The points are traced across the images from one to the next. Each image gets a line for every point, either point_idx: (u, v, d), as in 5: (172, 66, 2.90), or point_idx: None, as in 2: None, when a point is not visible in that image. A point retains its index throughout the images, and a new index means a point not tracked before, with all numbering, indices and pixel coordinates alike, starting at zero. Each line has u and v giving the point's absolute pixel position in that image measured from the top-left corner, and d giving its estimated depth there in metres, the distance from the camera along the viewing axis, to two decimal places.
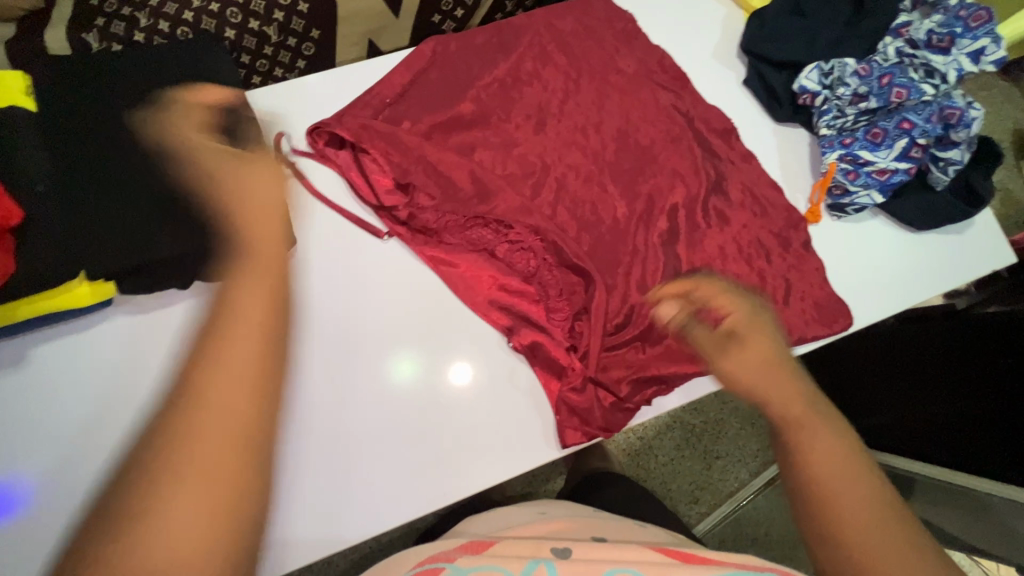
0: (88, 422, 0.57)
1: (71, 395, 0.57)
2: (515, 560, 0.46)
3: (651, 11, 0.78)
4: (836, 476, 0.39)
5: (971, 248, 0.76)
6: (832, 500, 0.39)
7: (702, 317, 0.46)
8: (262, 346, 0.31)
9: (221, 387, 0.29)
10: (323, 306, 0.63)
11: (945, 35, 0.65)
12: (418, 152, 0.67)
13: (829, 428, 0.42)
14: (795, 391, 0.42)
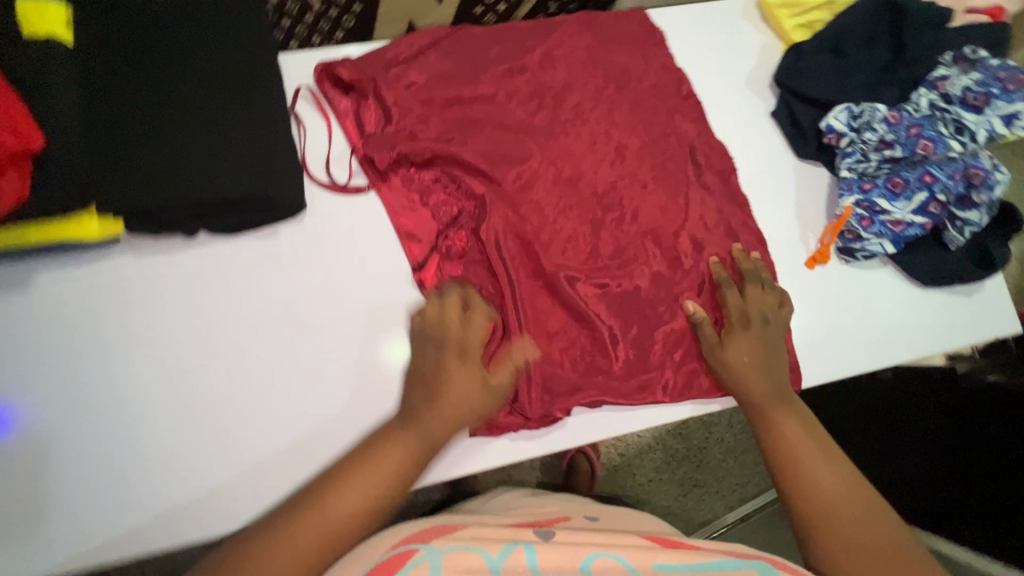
0: (80, 354, 0.58)
1: (68, 325, 0.59)
2: (492, 544, 0.51)
3: (691, 31, 0.78)
4: (822, 478, 0.59)
5: (977, 313, 0.75)
6: (820, 496, 0.58)
7: (764, 314, 0.67)
8: (371, 492, 0.54)
9: (329, 506, 0.52)
10: (299, 285, 0.64)
11: (981, 94, 0.65)
12: (439, 139, 0.68)
13: (812, 438, 0.62)
14: (769, 387, 0.64)
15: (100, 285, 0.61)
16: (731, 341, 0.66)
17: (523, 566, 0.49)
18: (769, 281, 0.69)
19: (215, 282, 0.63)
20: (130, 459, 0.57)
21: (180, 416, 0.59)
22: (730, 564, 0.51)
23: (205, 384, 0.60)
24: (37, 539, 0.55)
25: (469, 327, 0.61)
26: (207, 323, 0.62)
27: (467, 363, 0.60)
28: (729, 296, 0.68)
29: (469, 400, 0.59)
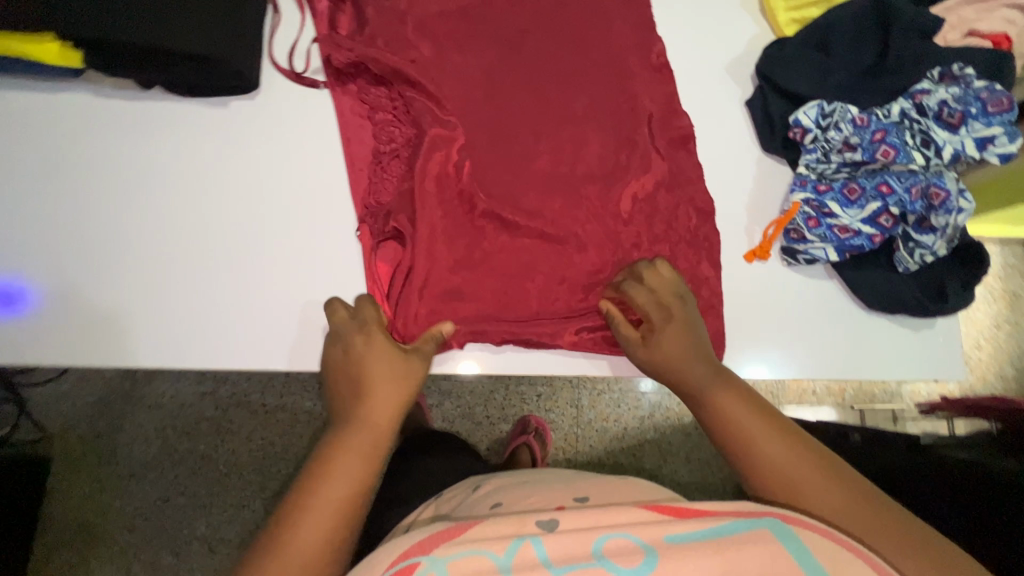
0: (39, 172, 0.64)
1: (34, 144, 0.65)
2: (499, 541, 0.44)
3: (685, 7, 0.77)
4: (774, 452, 0.53)
5: (920, 350, 0.70)
6: (777, 471, 0.52)
7: (676, 295, 0.64)
8: (343, 499, 0.52)
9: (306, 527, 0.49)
10: (236, 158, 0.67)
11: (957, 110, 0.61)
12: (405, 55, 0.70)
13: (756, 408, 0.56)
14: (705, 366, 0.60)
15: (68, 114, 0.66)
16: (657, 336, 0.62)
17: (534, 560, 0.42)
18: (646, 265, 0.66)
19: (164, 135, 0.67)
20: (43, 274, 0.62)
21: (108, 247, 0.64)
22: (739, 525, 0.44)
23: (134, 224, 0.65)
24: None
25: (365, 313, 0.63)
26: (148, 171, 0.66)
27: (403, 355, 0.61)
28: (635, 296, 0.64)
29: (395, 377, 0.59)
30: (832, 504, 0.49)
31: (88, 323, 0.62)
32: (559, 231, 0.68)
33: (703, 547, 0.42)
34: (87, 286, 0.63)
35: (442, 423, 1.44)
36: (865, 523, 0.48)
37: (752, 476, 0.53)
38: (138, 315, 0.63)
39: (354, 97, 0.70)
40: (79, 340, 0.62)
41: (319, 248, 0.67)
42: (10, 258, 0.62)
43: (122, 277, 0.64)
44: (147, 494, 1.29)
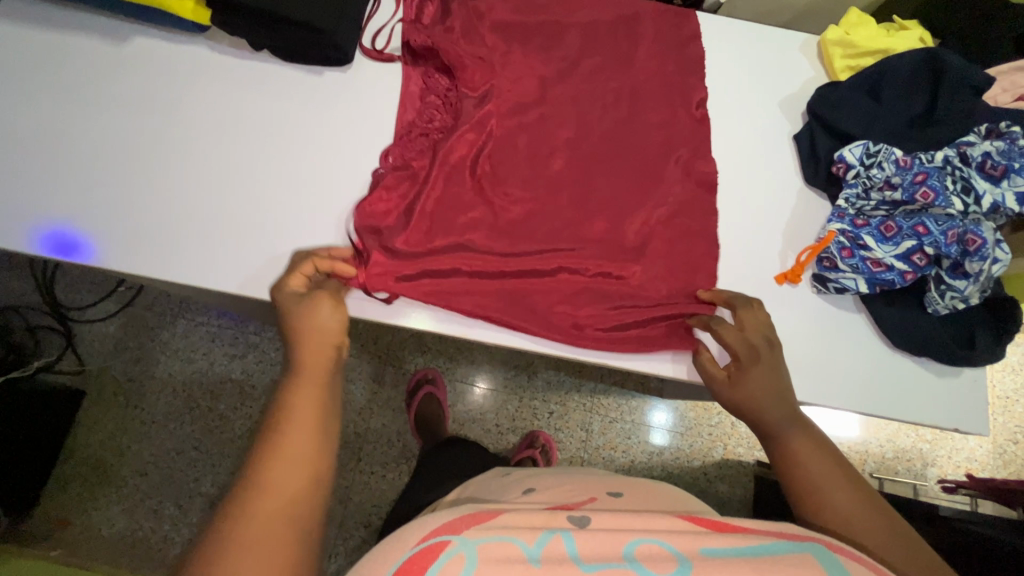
0: (154, 112, 0.74)
1: (154, 86, 0.74)
2: (529, 532, 0.45)
3: (746, 45, 0.82)
4: (839, 495, 0.53)
5: (943, 397, 0.70)
6: (844, 512, 0.52)
7: (767, 339, 0.65)
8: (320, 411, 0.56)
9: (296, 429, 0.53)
10: (320, 123, 0.75)
11: (1000, 163, 0.63)
12: (483, 54, 0.77)
13: (829, 456, 0.57)
14: (786, 408, 0.62)
15: (187, 67, 0.75)
16: (743, 375, 0.63)
17: (564, 554, 0.42)
18: (740, 302, 0.68)
19: (262, 91, 0.75)
20: (138, 195, 0.71)
21: (199, 182, 0.72)
22: (779, 546, 0.43)
23: (224, 167, 0.73)
24: (50, 219, 0.70)
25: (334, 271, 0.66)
26: (244, 123, 0.74)
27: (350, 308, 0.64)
28: (724, 332, 0.66)
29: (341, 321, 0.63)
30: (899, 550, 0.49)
31: (172, 246, 0.70)
32: (600, 228, 0.73)
33: (739, 563, 0.42)
34: (178, 215, 0.71)
35: (453, 423, 1.46)
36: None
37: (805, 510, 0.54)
38: (210, 243, 0.71)
39: (432, 84, 0.78)
40: (161, 261, 0.70)
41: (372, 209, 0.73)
42: (117, 178, 0.71)
43: (207, 210, 0.71)
44: (164, 443, 1.35)
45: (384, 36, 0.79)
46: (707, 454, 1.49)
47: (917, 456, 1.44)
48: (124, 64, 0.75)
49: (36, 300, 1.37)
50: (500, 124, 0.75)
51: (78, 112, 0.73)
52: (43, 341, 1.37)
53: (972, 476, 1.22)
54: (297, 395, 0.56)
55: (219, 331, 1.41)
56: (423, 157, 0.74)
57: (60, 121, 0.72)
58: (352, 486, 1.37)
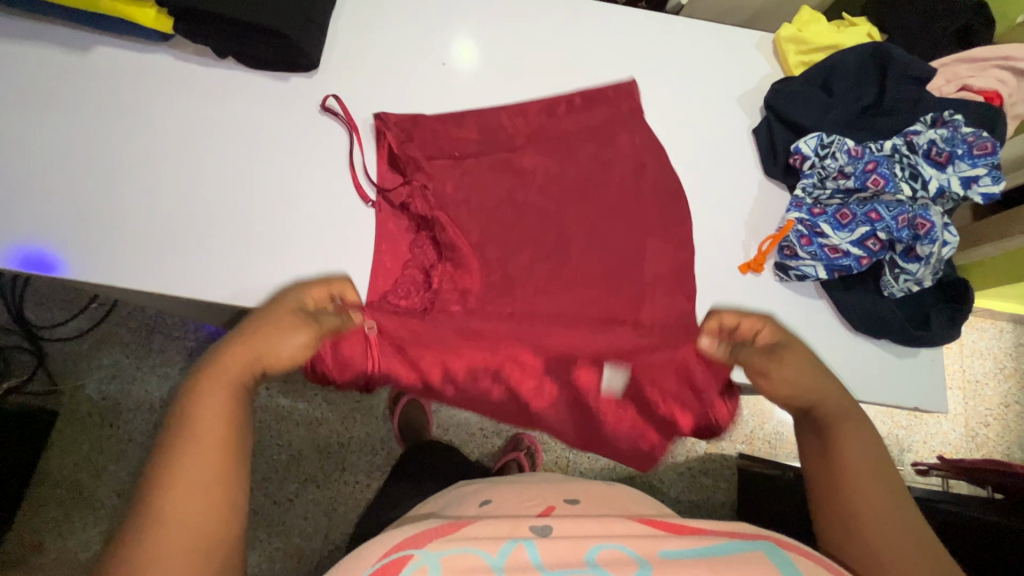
0: (121, 123, 0.73)
1: (118, 99, 0.74)
2: (492, 541, 0.47)
3: (705, 44, 0.84)
4: (879, 535, 0.53)
5: (904, 377, 0.73)
6: (861, 523, 0.54)
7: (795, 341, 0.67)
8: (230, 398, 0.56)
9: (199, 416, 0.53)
10: (290, 129, 0.76)
11: (944, 150, 0.66)
12: (448, 60, 0.79)
13: (879, 480, 0.56)
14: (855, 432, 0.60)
15: (152, 79, 0.75)
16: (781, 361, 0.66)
17: (527, 562, 0.45)
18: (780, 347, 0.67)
19: (229, 101, 0.75)
20: (104, 208, 0.70)
21: (167, 194, 0.72)
22: (732, 547, 0.47)
23: (194, 177, 0.73)
24: (15, 235, 0.69)
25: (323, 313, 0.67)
26: (210, 132, 0.74)
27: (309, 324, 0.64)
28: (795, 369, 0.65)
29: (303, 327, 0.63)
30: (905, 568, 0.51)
31: (142, 255, 0.70)
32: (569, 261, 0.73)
33: (694, 563, 0.45)
34: (147, 224, 0.71)
35: (436, 428, 1.45)
36: None
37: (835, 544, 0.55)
38: (178, 254, 0.70)
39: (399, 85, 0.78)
40: (131, 271, 0.69)
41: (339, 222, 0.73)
42: (84, 186, 0.71)
43: (174, 220, 0.71)
44: (141, 461, 1.32)
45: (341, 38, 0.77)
46: (690, 449, 1.50)
47: (894, 442, 1.47)
48: (85, 76, 0.74)
49: (4, 319, 1.34)
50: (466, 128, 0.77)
51: (41, 124, 0.72)
52: (13, 362, 1.33)
53: (944, 459, 1.26)
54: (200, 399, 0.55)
55: (196, 345, 1.39)
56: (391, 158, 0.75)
57: (22, 133, 0.71)
58: (336, 496, 1.36)
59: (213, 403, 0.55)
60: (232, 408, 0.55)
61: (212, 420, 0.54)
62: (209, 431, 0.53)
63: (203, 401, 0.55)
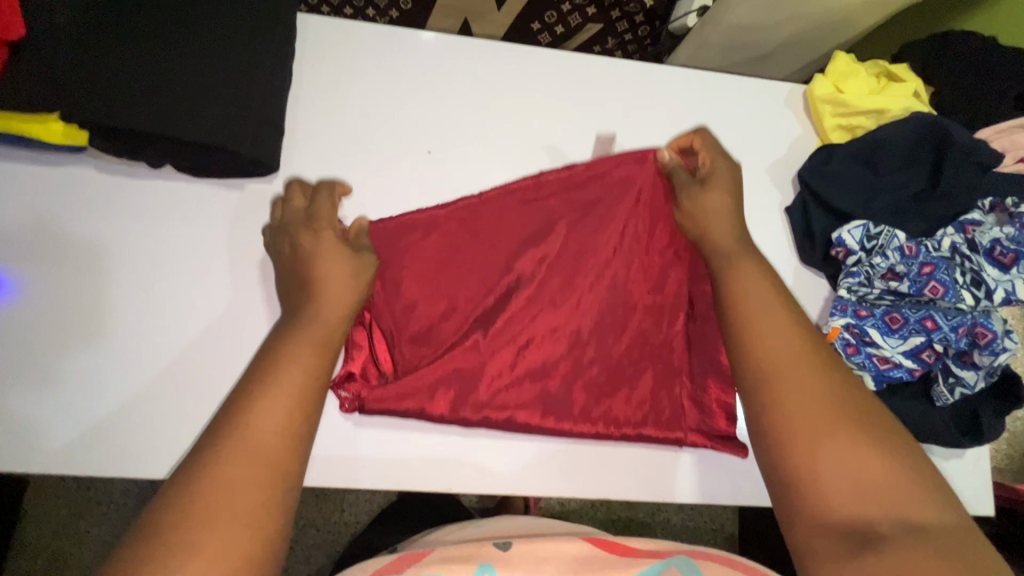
0: (35, 257, 0.59)
1: (29, 224, 0.60)
2: (458, 564, 0.50)
3: (730, 101, 0.73)
4: (775, 346, 0.47)
5: (948, 478, 0.68)
6: (763, 345, 0.47)
7: (724, 157, 0.60)
8: (321, 347, 0.47)
9: (293, 355, 0.45)
10: (249, 245, 0.62)
11: (1010, 251, 0.59)
12: (433, 142, 0.67)
13: (778, 306, 0.49)
14: (736, 237, 0.56)
15: (71, 196, 0.61)
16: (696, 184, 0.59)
17: None
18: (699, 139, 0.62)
19: (171, 219, 0.62)
20: (26, 371, 0.57)
21: (104, 344, 0.59)
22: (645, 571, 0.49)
23: (136, 319, 0.59)
24: None
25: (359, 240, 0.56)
26: (146, 257, 0.61)
27: (358, 262, 0.53)
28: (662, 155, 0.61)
29: (345, 275, 0.51)
30: (800, 404, 0.44)
31: (80, 405, 0.57)
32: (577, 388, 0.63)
33: None
34: (86, 368, 0.58)
35: None
36: (830, 429, 0.42)
37: (739, 375, 0.48)
38: (126, 422, 0.58)
39: (377, 178, 0.65)
40: (69, 426, 0.57)
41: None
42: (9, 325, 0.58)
43: (116, 376, 0.58)
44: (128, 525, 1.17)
45: (303, 127, 0.65)
46: None
47: None
48: None
49: None
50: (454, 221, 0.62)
51: None
52: None
53: None
54: (296, 345, 0.46)
55: None
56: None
57: None
58: None
59: (290, 397, 0.42)
60: (312, 390, 0.44)
61: (303, 371, 0.44)
62: (298, 377, 0.43)
63: (274, 383, 0.42)
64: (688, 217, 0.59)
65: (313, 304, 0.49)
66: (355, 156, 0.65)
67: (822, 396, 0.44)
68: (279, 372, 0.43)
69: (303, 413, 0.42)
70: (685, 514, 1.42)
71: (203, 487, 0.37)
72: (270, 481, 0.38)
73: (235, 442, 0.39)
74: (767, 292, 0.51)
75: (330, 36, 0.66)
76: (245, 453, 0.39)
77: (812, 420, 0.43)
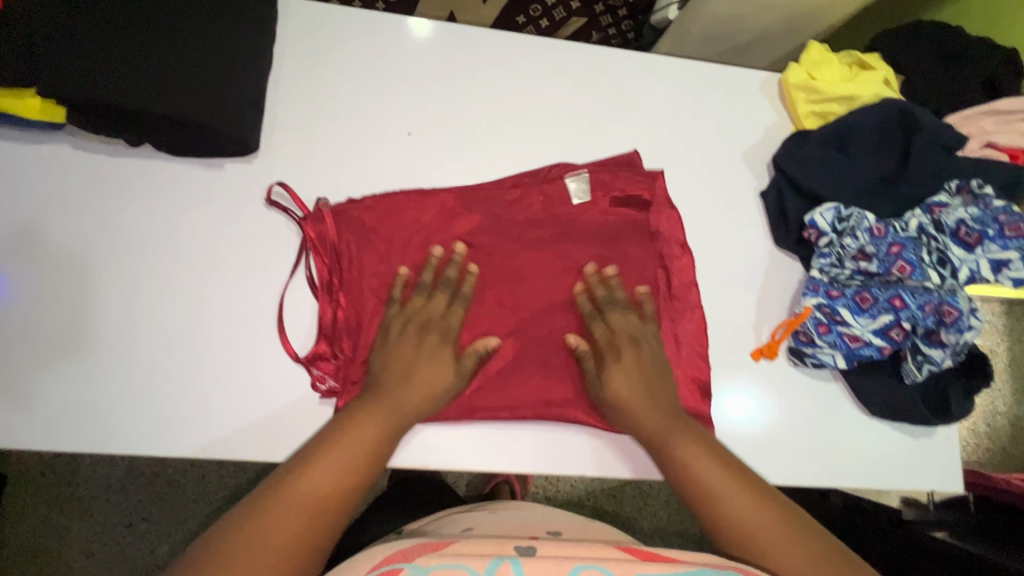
0: (16, 235, 0.60)
1: (10, 203, 0.60)
2: (478, 558, 0.47)
3: (707, 88, 0.74)
4: (695, 461, 0.57)
5: (919, 457, 0.69)
6: (682, 458, 0.57)
7: (631, 338, 0.63)
8: (375, 441, 0.55)
9: (347, 441, 0.54)
10: (229, 225, 0.63)
11: (975, 230, 0.61)
12: (415, 126, 0.67)
13: (689, 428, 0.59)
14: (657, 420, 0.60)
15: (52, 175, 0.61)
16: (604, 373, 0.63)
17: None
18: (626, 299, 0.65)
19: (151, 199, 0.62)
20: (9, 348, 0.58)
21: (86, 322, 0.59)
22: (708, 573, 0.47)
23: (118, 298, 0.60)
24: None
25: (449, 315, 0.62)
26: (127, 236, 0.61)
27: (441, 348, 0.61)
28: (595, 329, 0.64)
29: (433, 353, 0.61)
30: (718, 500, 0.54)
31: (76, 393, 0.58)
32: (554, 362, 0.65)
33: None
34: (69, 344, 0.59)
35: None
36: (740, 525, 0.53)
37: (677, 484, 0.58)
38: (109, 397, 0.58)
39: (359, 160, 0.66)
40: (64, 412, 0.58)
41: (291, 340, 0.62)
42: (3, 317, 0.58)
43: (98, 354, 0.59)
44: (110, 520, 1.15)
45: (284, 109, 0.65)
46: None
47: None
48: None
49: None
50: (431, 204, 0.65)
51: None
52: None
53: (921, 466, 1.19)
54: (351, 432, 0.54)
55: None
56: (321, 246, 0.62)
57: None
58: None
59: (334, 473, 0.52)
60: (356, 474, 0.53)
61: (354, 456, 0.53)
62: (349, 456, 0.53)
63: (325, 459, 0.52)
64: (592, 390, 0.63)
65: (371, 400, 0.57)
66: (337, 138, 0.65)
67: (733, 497, 0.54)
68: (331, 451, 0.53)
69: (340, 491, 0.51)
70: (671, 507, 1.43)
71: (246, 535, 0.46)
72: (295, 547, 0.47)
73: (279, 504, 0.49)
74: (683, 434, 0.59)
75: (311, 19, 0.67)
76: (282, 512, 0.48)
77: (727, 514, 0.54)
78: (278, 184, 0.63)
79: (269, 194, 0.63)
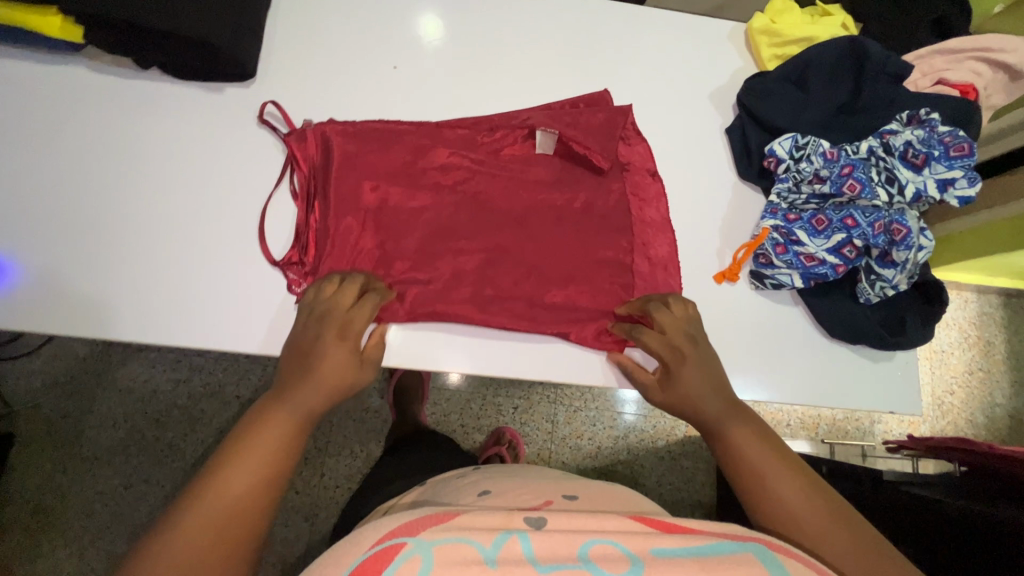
0: (36, 147, 0.65)
1: (32, 119, 0.66)
2: (485, 532, 0.40)
3: (676, 34, 0.79)
4: (754, 459, 0.56)
5: (880, 381, 0.72)
6: (738, 455, 0.57)
7: (691, 337, 0.62)
8: (294, 430, 0.54)
9: (265, 436, 0.53)
10: (227, 143, 0.68)
11: (921, 151, 0.64)
12: (401, 61, 0.73)
13: (747, 431, 0.58)
14: (715, 401, 0.60)
15: (70, 96, 0.67)
16: (671, 378, 0.62)
17: (520, 555, 0.38)
18: (675, 301, 0.65)
19: (157, 118, 0.68)
20: (24, 244, 0.63)
21: (95, 224, 0.65)
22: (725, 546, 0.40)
23: (124, 204, 0.66)
24: None
25: (354, 312, 0.59)
26: (134, 150, 0.67)
27: (345, 342, 0.58)
28: (645, 339, 0.63)
29: (343, 362, 0.57)
30: (779, 501, 0.52)
31: (82, 297, 0.63)
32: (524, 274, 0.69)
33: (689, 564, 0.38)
34: (78, 243, 0.64)
35: (432, 424, 1.37)
36: (799, 525, 0.51)
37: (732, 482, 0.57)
38: (113, 291, 0.64)
39: (348, 90, 0.71)
40: (73, 304, 0.63)
41: (271, 246, 0.67)
42: (16, 231, 0.63)
43: (105, 253, 0.64)
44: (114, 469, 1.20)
45: (281, 42, 0.71)
46: (670, 433, 1.46)
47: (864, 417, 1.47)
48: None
49: None
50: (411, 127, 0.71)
51: None
52: None
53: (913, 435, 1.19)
54: (265, 427, 0.53)
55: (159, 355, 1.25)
56: (304, 162, 0.68)
57: None
58: (316, 501, 1.26)
59: (252, 468, 0.50)
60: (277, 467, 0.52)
61: (269, 448, 0.52)
62: (268, 445, 0.52)
63: (246, 454, 0.51)
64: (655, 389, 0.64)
65: (281, 394, 0.56)
66: (329, 70, 0.71)
67: (801, 504, 0.51)
68: (250, 444, 0.52)
69: (260, 490, 0.50)
70: (664, 486, 1.43)
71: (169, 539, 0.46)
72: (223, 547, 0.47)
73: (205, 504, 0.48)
74: (749, 438, 0.57)
75: None
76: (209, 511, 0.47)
77: (790, 517, 0.51)
78: (270, 102, 0.68)
79: (262, 113, 0.69)
